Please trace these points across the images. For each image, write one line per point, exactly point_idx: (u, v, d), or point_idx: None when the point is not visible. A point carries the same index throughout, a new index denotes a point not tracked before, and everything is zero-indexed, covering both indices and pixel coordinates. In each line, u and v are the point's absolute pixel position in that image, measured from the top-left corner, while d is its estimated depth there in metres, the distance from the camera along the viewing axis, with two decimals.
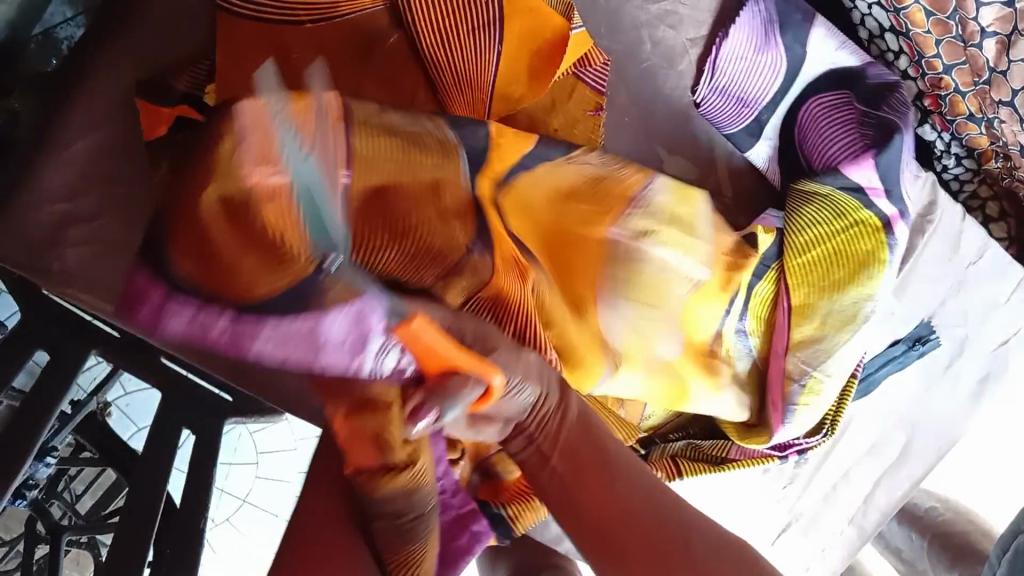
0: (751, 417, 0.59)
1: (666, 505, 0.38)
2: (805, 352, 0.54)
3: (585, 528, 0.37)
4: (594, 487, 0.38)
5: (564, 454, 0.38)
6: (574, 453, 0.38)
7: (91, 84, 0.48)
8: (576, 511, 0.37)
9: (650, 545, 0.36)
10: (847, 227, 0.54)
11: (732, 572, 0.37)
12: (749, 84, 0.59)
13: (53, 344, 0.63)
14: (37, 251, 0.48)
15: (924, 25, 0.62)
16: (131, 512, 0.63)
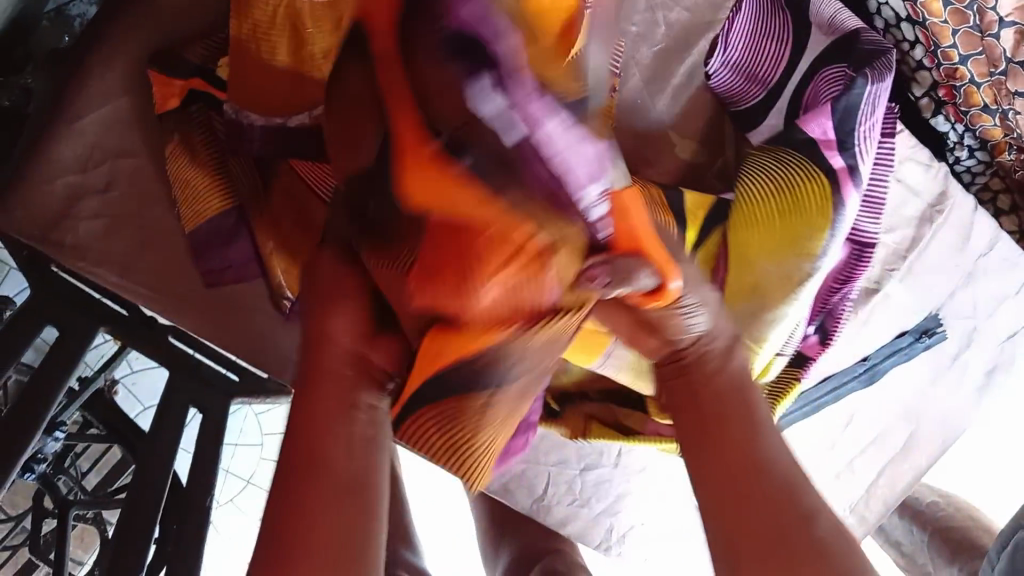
0: (673, 412, 0.52)
1: (792, 477, 0.37)
2: (739, 310, 0.49)
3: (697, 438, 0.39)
4: (720, 423, 0.39)
5: (696, 388, 0.40)
6: (683, 370, 0.41)
7: (103, 56, 0.48)
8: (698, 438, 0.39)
9: (752, 498, 0.36)
10: (795, 181, 0.50)
11: (840, 559, 0.34)
12: (758, 66, 0.59)
13: (62, 320, 0.64)
14: (49, 224, 0.48)
15: (941, 15, 0.61)
16: (138, 487, 0.63)
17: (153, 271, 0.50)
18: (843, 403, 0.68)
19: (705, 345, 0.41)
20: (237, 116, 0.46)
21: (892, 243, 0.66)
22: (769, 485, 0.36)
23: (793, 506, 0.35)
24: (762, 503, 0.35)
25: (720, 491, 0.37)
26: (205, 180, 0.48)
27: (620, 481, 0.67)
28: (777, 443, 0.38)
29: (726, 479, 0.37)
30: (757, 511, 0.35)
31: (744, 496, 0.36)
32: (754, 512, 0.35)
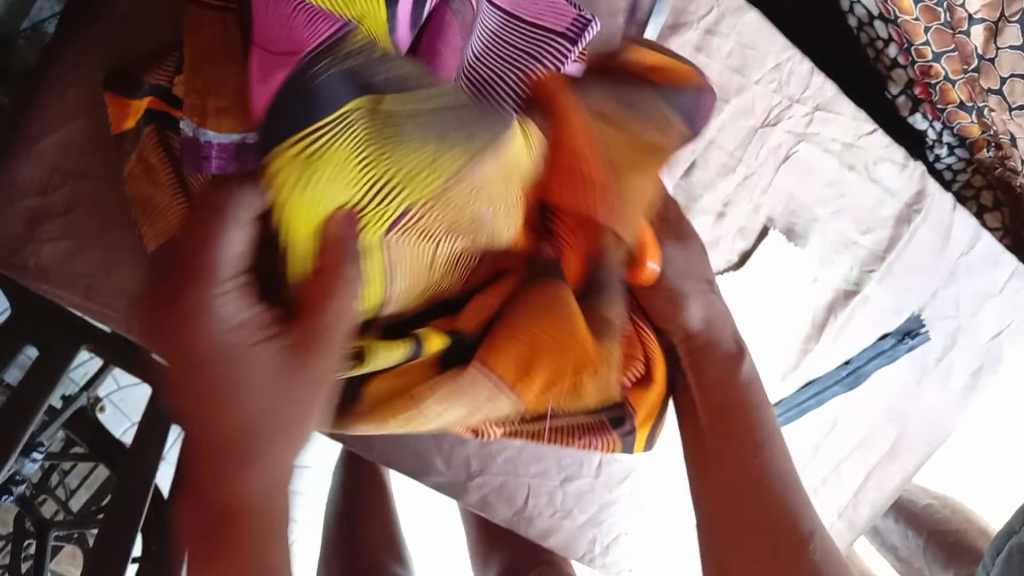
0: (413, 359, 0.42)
1: (779, 470, 0.43)
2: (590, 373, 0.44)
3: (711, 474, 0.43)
4: (738, 410, 0.45)
5: (712, 370, 0.47)
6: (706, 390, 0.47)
7: (57, 79, 0.48)
8: (715, 419, 0.45)
9: (751, 506, 0.41)
10: None
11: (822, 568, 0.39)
12: (542, 19, 0.42)
13: (40, 341, 0.63)
14: (12, 247, 0.48)
15: (913, 12, 0.60)
16: (115, 509, 0.61)
17: (117, 292, 0.50)
18: (827, 408, 0.66)
19: (728, 353, 0.48)
20: (193, 134, 0.44)
21: (870, 245, 0.65)
22: (768, 502, 0.41)
23: (772, 520, 0.41)
24: (757, 517, 0.41)
25: (727, 511, 0.42)
26: (165, 200, 0.46)
27: (602, 490, 0.64)
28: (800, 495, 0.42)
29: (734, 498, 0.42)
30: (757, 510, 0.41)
31: (753, 502, 0.41)
32: (747, 516, 0.41)
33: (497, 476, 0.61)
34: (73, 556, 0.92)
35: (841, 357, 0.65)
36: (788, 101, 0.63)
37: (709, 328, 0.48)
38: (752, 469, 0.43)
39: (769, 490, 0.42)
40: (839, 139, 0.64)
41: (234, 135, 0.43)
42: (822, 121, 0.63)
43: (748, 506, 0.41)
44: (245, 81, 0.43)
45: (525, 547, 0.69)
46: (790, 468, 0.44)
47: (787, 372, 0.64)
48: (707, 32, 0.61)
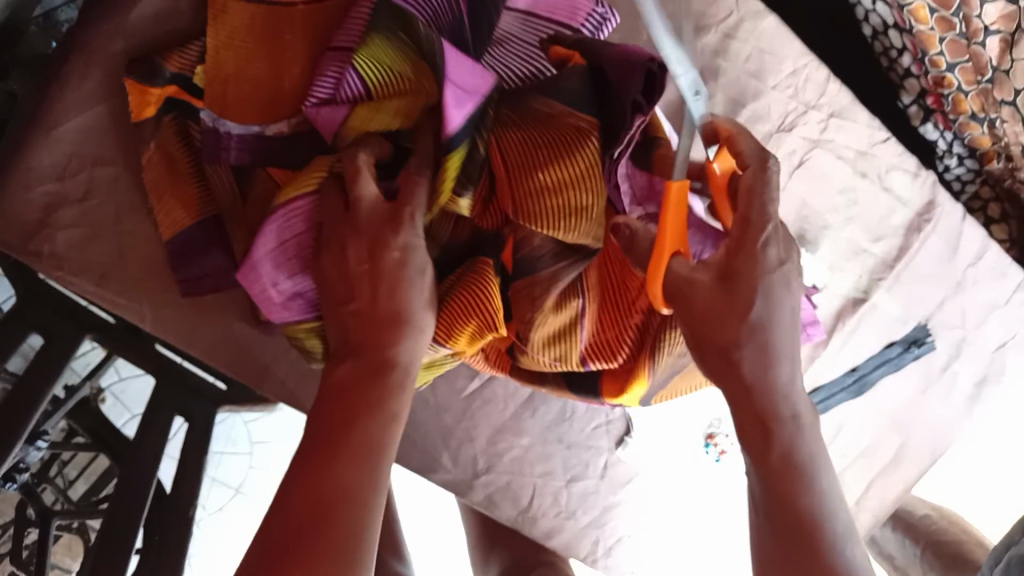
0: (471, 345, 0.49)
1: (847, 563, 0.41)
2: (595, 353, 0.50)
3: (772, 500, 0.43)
4: (801, 513, 0.42)
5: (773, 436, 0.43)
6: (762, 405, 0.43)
7: (78, 65, 0.47)
8: (774, 503, 0.43)
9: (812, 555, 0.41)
10: None
11: None
12: (556, 13, 0.47)
13: (44, 330, 0.62)
14: (27, 233, 0.48)
15: (927, 22, 0.60)
16: (119, 499, 0.61)
17: (130, 281, 0.49)
18: (831, 416, 0.66)
19: (792, 419, 0.43)
20: (213, 124, 0.45)
21: (880, 253, 0.65)
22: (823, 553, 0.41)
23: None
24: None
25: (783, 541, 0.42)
26: (183, 189, 0.48)
27: (607, 492, 0.64)
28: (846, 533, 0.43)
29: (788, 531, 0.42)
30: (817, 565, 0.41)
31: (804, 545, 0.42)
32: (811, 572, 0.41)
33: (503, 474, 0.61)
34: (70, 546, 0.92)
35: (848, 365, 0.66)
36: (804, 107, 0.63)
37: (768, 384, 0.43)
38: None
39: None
40: (852, 147, 0.64)
41: (253, 128, 0.46)
42: (836, 128, 0.63)
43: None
44: (268, 78, 0.45)
45: (527, 546, 0.69)
46: (841, 525, 0.43)
47: None
48: (726, 37, 0.61)
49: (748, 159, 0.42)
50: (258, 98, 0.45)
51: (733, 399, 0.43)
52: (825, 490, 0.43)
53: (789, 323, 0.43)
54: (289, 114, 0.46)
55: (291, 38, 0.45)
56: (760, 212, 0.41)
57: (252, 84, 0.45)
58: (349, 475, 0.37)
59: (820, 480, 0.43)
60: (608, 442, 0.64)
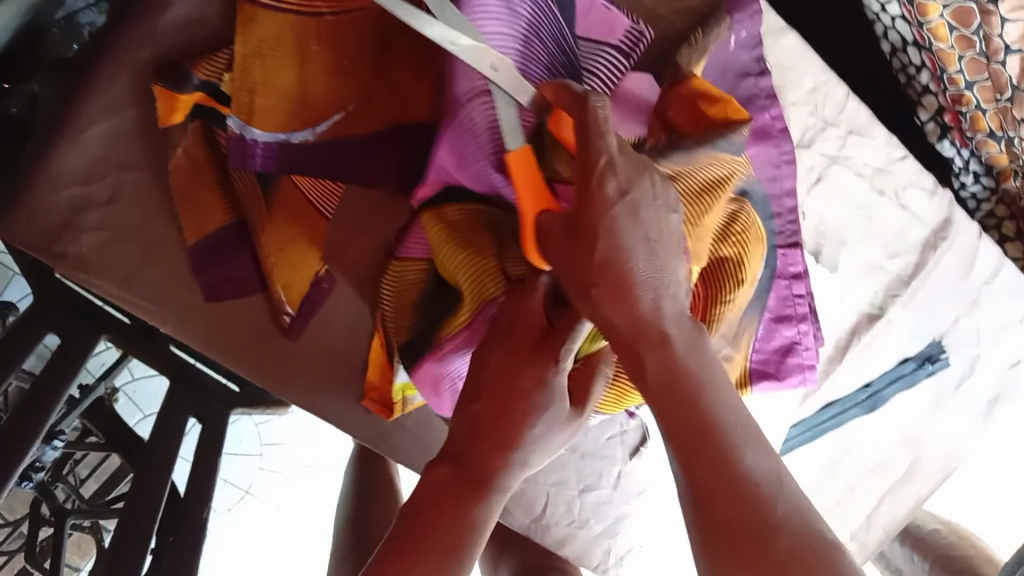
0: None
1: (748, 465, 0.34)
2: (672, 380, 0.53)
3: (674, 445, 0.35)
4: (690, 425, 0.35)
5: (659, 380, 0.36)
6: (625, 341, 0.37)
7: (108, 71, 0.48)
8: (681, 451, 0.35)
9: (721, 502, 0.34)
10: None
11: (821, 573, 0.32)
12: (595, 33, 0.49)
13: (60, 330, 0.62)
14: (51, 235, 0.48)
15: (947, 40, 0.61)
16: (134, 499, 0.61)
17: (153, 284, 0.49)
18: (844, 431, 0.66)
19: (668, 336, 0.37)
20: (241, 132, 0.46)
21: (896, 270, 0.65)
22: (737, 499, 0.34)
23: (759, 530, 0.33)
24: (735, 526, 0.33)
25: (693, 485, 0.35)
26: (208, 195, 0.49)
27: (619, 501, 0.64)
28: (759, 467, 0.35)
29: (693, 467, 0.35)
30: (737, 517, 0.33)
31: (705, 483, 0.34)
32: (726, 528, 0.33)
33: (517, 483, 0.61)
34: (80, 545, 0.92)
35: (863, 381, 0.66)
36: (822, 123, 0.63)
37: (636, 301, 0.37)
38: (729, 487, 0.34)
39: (756, 505, 0.33)
40: (870, 163, 0.64)
41: (279, 136, 0.46)
42: (855, 144, 0.64)
43: (728, 527, 0.33)
44: (294, 88, 0.46)
45: (538, 553, 0.69)
46: (766, 467, 0.35)
47: (807, 398, 0.63)
48: None
49: (573, 106, 0.37)
50: (286, 108, 0.46)
51: (599, 319, 0.37)
52: (723, 395, 0.36)
53: (648, 237, 0.37)
54: (315, 122, 0.47)
55: (318, 51, 0.46)
56: (596, 134, 0.36)
57: (280, 93, 0.46)
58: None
59: (716, 386, 0.36)
60: (622, 453, 0.64)
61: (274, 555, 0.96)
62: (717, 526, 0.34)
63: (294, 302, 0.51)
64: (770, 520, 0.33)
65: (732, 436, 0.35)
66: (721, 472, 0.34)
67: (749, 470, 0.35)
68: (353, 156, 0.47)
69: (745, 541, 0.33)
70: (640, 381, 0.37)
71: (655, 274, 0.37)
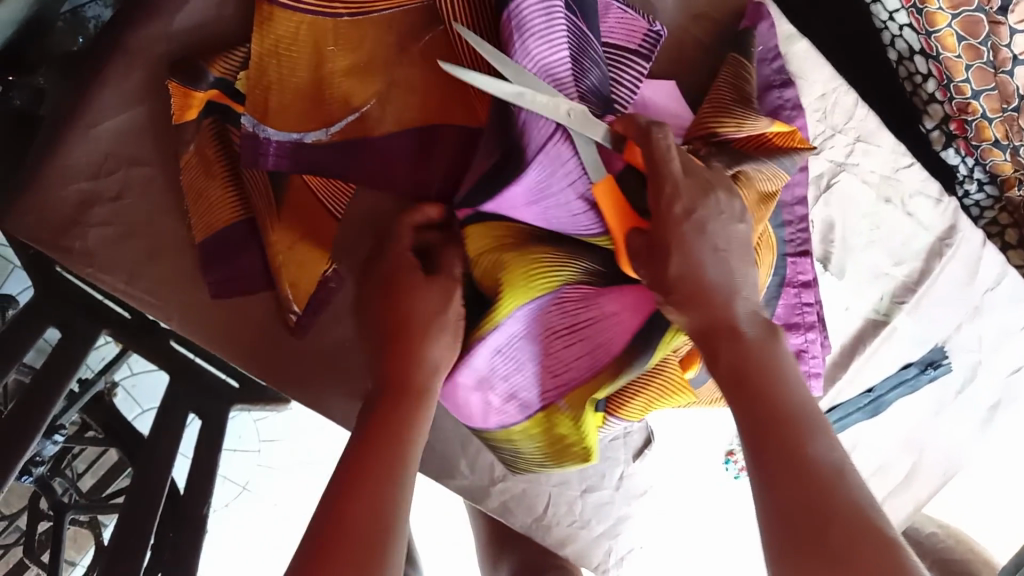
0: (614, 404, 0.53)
1: (818, 455, 0.36)
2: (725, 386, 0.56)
3: (747, 421, 0.38)
4: (764, 412, 0.38)
5: (739, 364, 0.40)
6: (708, 333, 0.42)
7: (119, 66, 0.48)
8: (754, 426, 0.38)
9: (790, 469, 0.36)
10: None
11: (882, 552, 0.32)
12: (614, 39, 0.49)
13: (62, 324, 0.62)
14: (59, 230, 0.48)
15: (955, 50, 0.61)
16: (134, 495, 0.61)
17: (160, 280, 0.49)
18: (845, 435, 0.66)
19: (749, 338, 0.41)
20: (254, 130, 0.46)
21: (901, 276, 0.66)
22: (806, 470, 0.36)
23: (824, 504, 0.34)
24: (801, 490, 0.35)
25: (762, 455, 0.37)
26: (219, 191, 0.48)
27: (622, 502, 0.64)
28: (829, 454, 0.37)
29: (767, 439, 0.37)
30: (801, 483, 0.35)
31: (776, 450, 0.37)
32: (793, 491, 0.35)
33: (518, 483, 0.60)
34: (76, 540, 0.92)
35: (864, 386, 0.66)
36: (831, 130, 0.63)
37: (714, 306, 0.42)
38: (797, 465, 0.36)
39: (826, 479, 0.35)
40: (877, 171, 0.64)
41: (292, 135, 0.46)
42: (862, 152, 0.64)
43: (793, 502, 0.35)
44: (308, 87, 0.46)
45: (538, 553, 0.69)
46: (840, 458, 0.37)
47: None
48: None
49: (638, 135, 0.42)
50: (300, 106, 0.46)
51: (693, 326, 0.42)
52: (800, 394, 0.39)
53: (728, 257, 0.43)
54: (328, 122, 0.47)
55: (333, 51, 0.46)
56: (662, 160, 0.41)
57: (295, 92, 0.46)
58: (368, 559, 0.34)
59: (791, 384, 0.39)
60: (626, 454, 0.63)
61: (270, 550, 0.96)
62: (778, 504, 0.35)
63: (302, 300, 0.50)
64: (835, 504, 0.34)
65: (808, 424, 0.38)
66: (785, 452, 0.36)
67: (818, 457, 0.36)
68: (367, 157, 0.47)
69: (806, 504, 0.34)
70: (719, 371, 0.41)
71: (736, 291, 0.43)
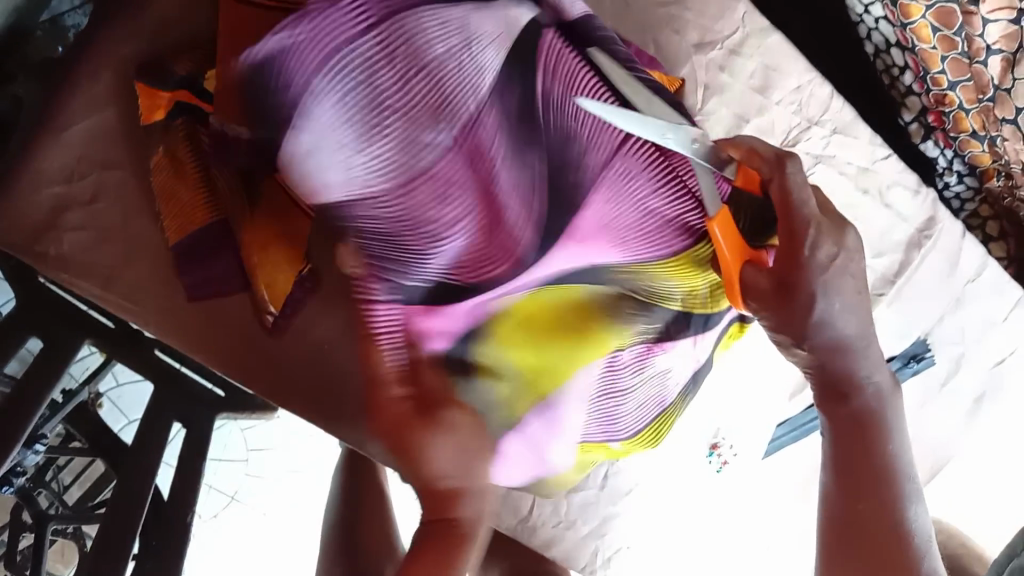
0: None
1: (900, 506, 0.45)
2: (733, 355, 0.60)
3: (841, 479, 0.46)
4: (864, 462, 0.46)
5: (850, 416, 0.46)
6: (825, 377, 0.46)
7: (91, 68, 0.48)
8: (850, 485, 0.46)
9: (877, 544, 0.45)
10: None
11: None
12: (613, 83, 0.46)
13: (43, 333, 0.61)
14: (33, 235, 0.48)
15: (930, 41, 0.62)
16: (115, 506, 0.60)
17: (135, 284, 0.50)
18: None
19: (863, 387, 0.46)
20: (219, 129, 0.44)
21: (881, 269, 0.66)
22: (891, 542, 0.45)
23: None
24: (884, 562, 0.44)
25: (852, 524, 0.45)
26: (190, 193, 0.48)
27: (607, 503, 0.64)
28: (910, 520, 0.46)
29: (857, 502, 0.45)
30: (881, 554, 0.44)
31: (862, 514, 0.45)
32: (874, 561, 0.44)
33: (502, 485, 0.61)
34: (63, 553, 0.91)
35: None
36: (806, 123, 0.64)
37: (846, 363, 0.46)
38: (878, 537, 0.45)
39: (902, 557, 0.44)
40: (854, 163, 0.65)
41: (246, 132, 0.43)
42: (839, 143, 0.64)
43: (866, 545, 0.45)
44: None
45: (528, 556, 0.68)
46: (917, 517, 0.46)
47: (795, 393, 0.68)
48: (731, 52, 0.62)
49: (769, 164, 0.41)
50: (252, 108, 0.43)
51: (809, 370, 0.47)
52: (895, 447, 0.46)
53: (860, 326, 0.46)
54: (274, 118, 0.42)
55: None
56: (800, 202, 0.41)
57: None
58: None
59: (893, 438, 0.46)
60: None
61: (257, 561, 0.95)
62: (849, 538, 0.45)
63: (277, 301, 0.50)
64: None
65: (898, 491, 0.46)
66: (881, 503, 0.45)
67: (906, 521, 0.46)
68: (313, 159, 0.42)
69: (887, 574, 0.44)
70: (831, 423, 0.47)
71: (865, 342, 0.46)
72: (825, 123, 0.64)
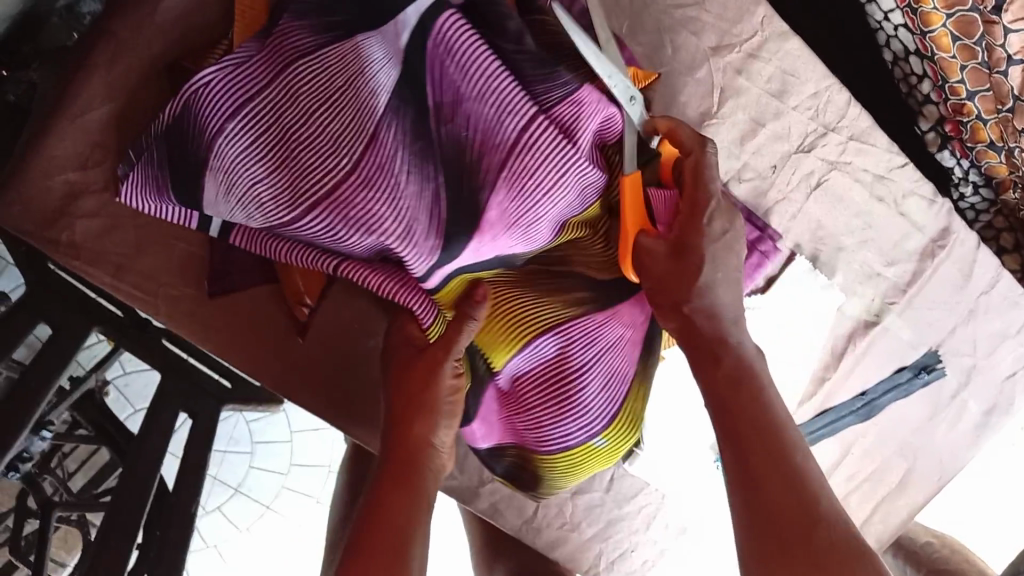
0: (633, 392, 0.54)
1: (802, 454, 0.41)
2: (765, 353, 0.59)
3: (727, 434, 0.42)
4: (749, 413, 0.42)
5: (727, 371, 0.44)
6: (697, 338, 0.45)
7: (107, 52, 0.48)
8: (732, 432, 0.42)
9: (773, 488, 0.40)
10: None
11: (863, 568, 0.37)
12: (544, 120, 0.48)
13: (52, 321, 0.60)
14: (46, 221, 0.48)
15: (950, 50, 0.61)
16: (121, 494, 0.60)
17: (147, 272, 0.50)
18: (840, 440, 0.66)
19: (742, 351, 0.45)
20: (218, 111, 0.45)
21: (893, 277, 0.66)
22: (786, 483, 0.39)
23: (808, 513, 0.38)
24: (783, 501, 0.39)
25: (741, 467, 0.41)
26: None
27: (612, 506, 0.64)
28: (817, 472, 0.41)
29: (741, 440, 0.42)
30: (775, 490, 0.39)
31: (753, 454, 0.41)
32: (772, 501, 0.39)
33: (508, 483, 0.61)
34: (67, 540, 0.92)
35: (860, 390, 0.66)
36: (823, 129, 0.64)
37: (717, 325, 0.45)
38: (778, 470, 0.40)
39: (804, 496, 0.39)
40: (870, 170, 0.64)
41: None
42: (855, 151, 0.64)
43: (776, 497, 0.39)
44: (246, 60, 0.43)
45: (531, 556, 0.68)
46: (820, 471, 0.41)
47: (801, 402, 0.64)
48: (749, 56, 0.62)
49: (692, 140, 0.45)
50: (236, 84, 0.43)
51: (688, 334, 0.46)
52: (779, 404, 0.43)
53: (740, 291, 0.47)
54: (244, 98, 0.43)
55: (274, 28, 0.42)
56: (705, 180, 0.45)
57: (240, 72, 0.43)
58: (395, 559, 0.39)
59: (768, 390, 0.44)
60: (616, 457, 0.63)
61: (259, 553, 0.95)
62: (770, 522, 0.39)
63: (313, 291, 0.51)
64: (817, 509, 0.39)
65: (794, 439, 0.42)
66: (782, 471, 0.40)
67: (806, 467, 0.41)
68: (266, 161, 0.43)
69: (789, 515, 0.38)
70: (720, 409, 0.43)
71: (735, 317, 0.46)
72: (841, 128, 0.64)
